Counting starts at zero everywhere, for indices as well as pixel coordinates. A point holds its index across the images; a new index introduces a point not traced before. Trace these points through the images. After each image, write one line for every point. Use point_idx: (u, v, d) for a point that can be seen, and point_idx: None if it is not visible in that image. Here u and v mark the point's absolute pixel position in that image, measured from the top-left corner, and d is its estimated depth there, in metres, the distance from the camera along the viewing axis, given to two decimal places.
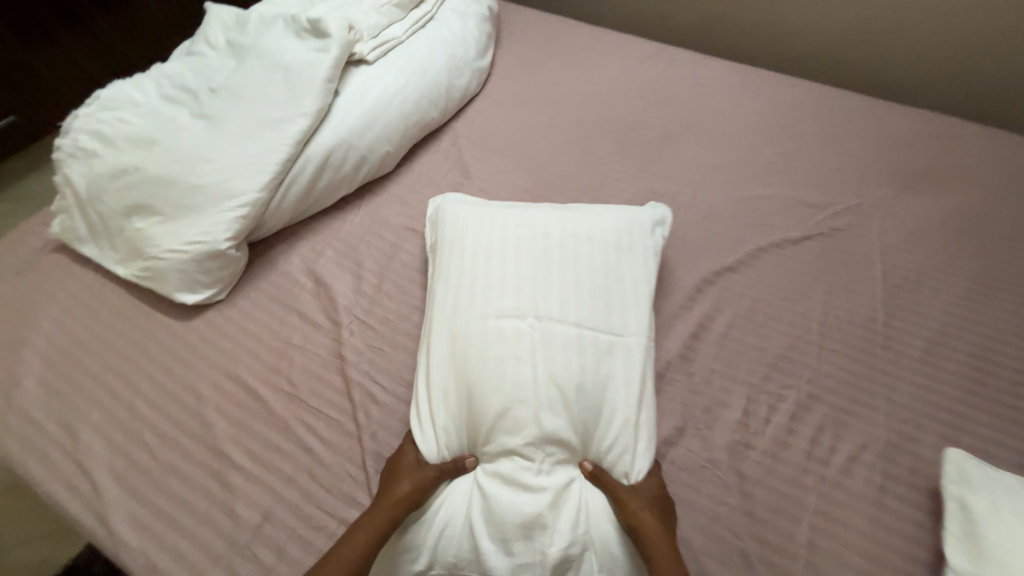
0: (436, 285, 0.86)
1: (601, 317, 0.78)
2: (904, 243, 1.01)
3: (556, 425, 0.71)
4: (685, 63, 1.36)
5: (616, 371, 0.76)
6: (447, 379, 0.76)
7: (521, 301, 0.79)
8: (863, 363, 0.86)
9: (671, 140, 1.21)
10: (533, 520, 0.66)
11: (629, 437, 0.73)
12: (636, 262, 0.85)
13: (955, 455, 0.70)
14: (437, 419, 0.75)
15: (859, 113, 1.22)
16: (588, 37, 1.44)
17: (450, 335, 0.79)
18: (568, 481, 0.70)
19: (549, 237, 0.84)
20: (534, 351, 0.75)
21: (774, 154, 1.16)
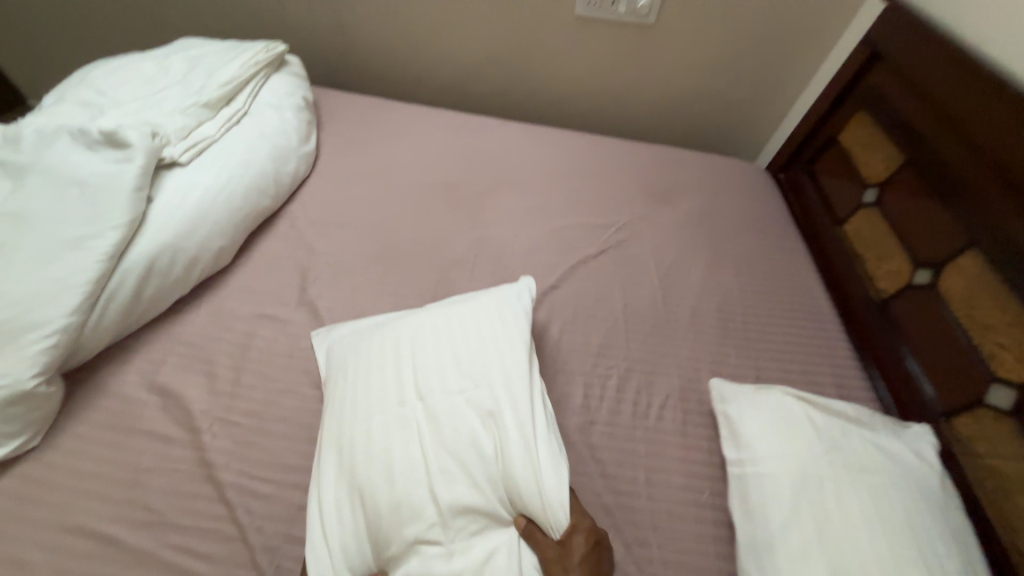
0: (325, 402, 0.92)
1: (478, 382, 0.86)
2: (664, 242, 1.38)
3: (454, 496, 0.77)
4: (489, 129, 1.65)
5: (506, 426, 0.82)
6: (339, 489, 0.80)
7: (402, 391, 0.87)
8: (656, 335, 1.15)
9: (490, 193, 1.45)
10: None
11: (533, 486, 0.77)
12: (506, 323, 0.94)
13: (717, 383, 1.01)
14: (332, 536, 0.77)
15: (619, 153, 1.64)
16: (404, 115, 1.65)
17: (336, 445, 0.83)
18: (489, 554, 0.75)
19: (422, 326, 0.95)
20: (420, 433, 0.82)
21: (568, 192, 1.49)
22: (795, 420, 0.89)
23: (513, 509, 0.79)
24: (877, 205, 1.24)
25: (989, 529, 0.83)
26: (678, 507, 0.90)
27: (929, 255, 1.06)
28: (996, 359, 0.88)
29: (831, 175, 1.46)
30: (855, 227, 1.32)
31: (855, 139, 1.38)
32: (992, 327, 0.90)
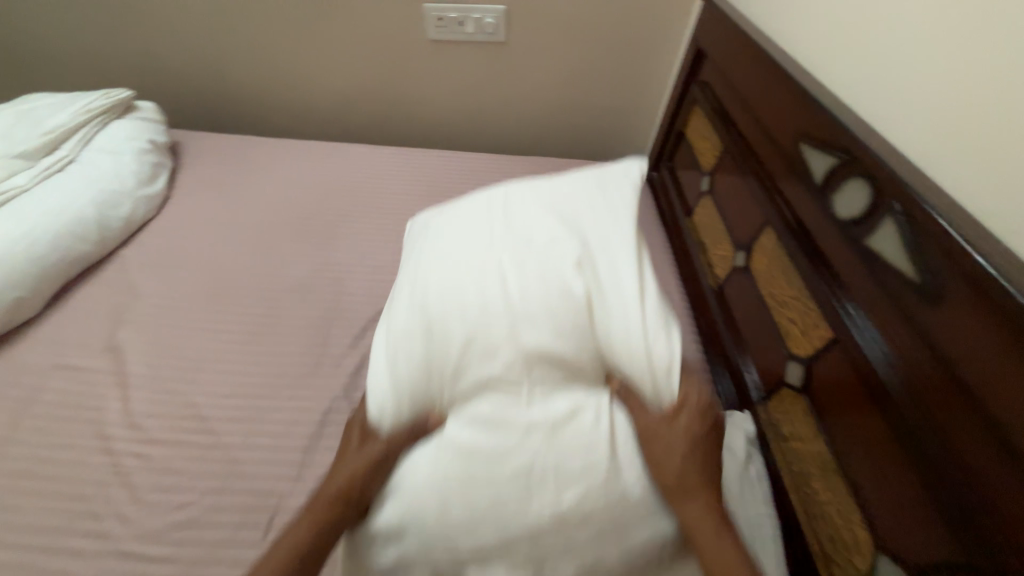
0: (404, 261, 0.91)
1: (579, 235, 0.79)
2: None
3: (538, 340, 0.68)
4: (357, 156, 1.65)
5: (604, 281, 0.75)
6: (410, 321, 0.75)
7: (487, 235, 0.81)
8: None
9: (345, 217, 1.42)
10: (543, 481, 0.63)
11: (637, 346, 0.70)
12: (613, 196, 0.87)
13: None
14: (400, 369, 0.71)
15: (489, 169, 1.64)
16: (270, 149, 1.65)
17: (410, 285, 0.80)
18: (571, 414, 0.67)
19: (509, 190, 0.89)
20: (505, 273, 0.74)
21: (429, 210, 1.47)
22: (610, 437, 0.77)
23: (603, 377, 0.73)
24: (712, 194, 1.24)
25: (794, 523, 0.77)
26: None
27: (745, 237, 1.04)
28: (791, 336, 0.85)
29: (684, 169, 1.47)
30: (700, 218, 1.31)
31: (696, 133, 1.39)
32: (786, 304, 0.87)
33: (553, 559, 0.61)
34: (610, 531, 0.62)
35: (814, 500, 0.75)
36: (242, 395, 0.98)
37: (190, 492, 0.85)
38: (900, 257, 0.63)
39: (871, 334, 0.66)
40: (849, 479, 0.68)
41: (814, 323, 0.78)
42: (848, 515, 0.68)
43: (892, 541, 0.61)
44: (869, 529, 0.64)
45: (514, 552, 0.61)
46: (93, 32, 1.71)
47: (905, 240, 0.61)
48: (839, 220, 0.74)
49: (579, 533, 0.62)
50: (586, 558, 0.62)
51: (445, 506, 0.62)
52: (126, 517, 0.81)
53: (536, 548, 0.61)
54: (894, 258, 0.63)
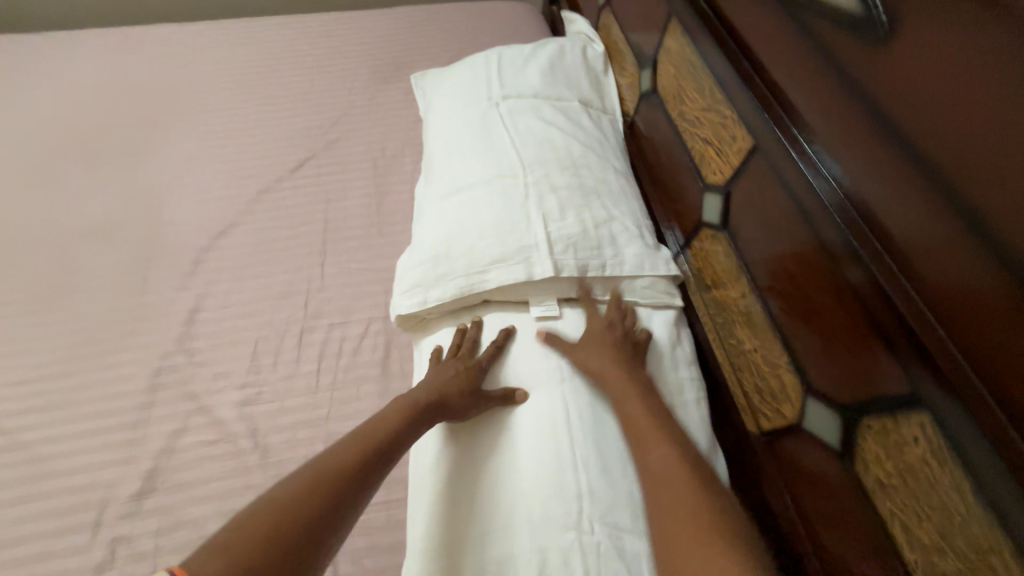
0: (429, 100, 0.98)
1: (562, 95, 0.86)
2: (387, 132, 1.06)
3: (535, 158, 0.76)
4: (156, 42, 1.22)
5: (584, 131, 0.81)
6: (437, 149, 0.86)
7: (494, 83, 0.88)
8: (366, 251, 0.88)
9: (151, 125, 1.06)
10: (540, 217, 0.70)
11: (611, 183, 0.76)
12: (589, 77, 0.91)
13: (400, 266, 0.73)
14: (446, 185, 0.78)
15: (340, 32, 1.26)
16: (29, 51, 1.19)
17: (435, 125, 0.90)
18: (567, 222, 0.70)
19: (510, 48, 0.95)
20: (504, 117, 0.82)
21: (265, 96, 1.12)
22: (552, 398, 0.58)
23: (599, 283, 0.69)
24: (610, 6, 0.97)
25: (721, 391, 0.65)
26: None
27: (648, 48, 0.81)
28: (704, 160, 0.66)
29: None
30: None
31: None
32: (697, 121, 0.67)
33: (554, 261, 0.66)
34: (595, 257, 0.68)
35: (738, 352, 0.63)
36: (40, 376, 0.75)
37: None
38: None
39: (795, 123, 0.49)
40: (772, 318, 0.56)
41: (728, 134, 0.60)
42: (773, 360, 0.56)
43: (818, 380, 0.50)
44: (795, 370, 0.53)
45: (526, 260, 0.67)
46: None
47: None
48: None
49: (574, 251, 0.68)
50: (578, 267, 0.67)
51: (468, 243, 0.69)
52: None
53: (543, 258, 0.66)
54: None
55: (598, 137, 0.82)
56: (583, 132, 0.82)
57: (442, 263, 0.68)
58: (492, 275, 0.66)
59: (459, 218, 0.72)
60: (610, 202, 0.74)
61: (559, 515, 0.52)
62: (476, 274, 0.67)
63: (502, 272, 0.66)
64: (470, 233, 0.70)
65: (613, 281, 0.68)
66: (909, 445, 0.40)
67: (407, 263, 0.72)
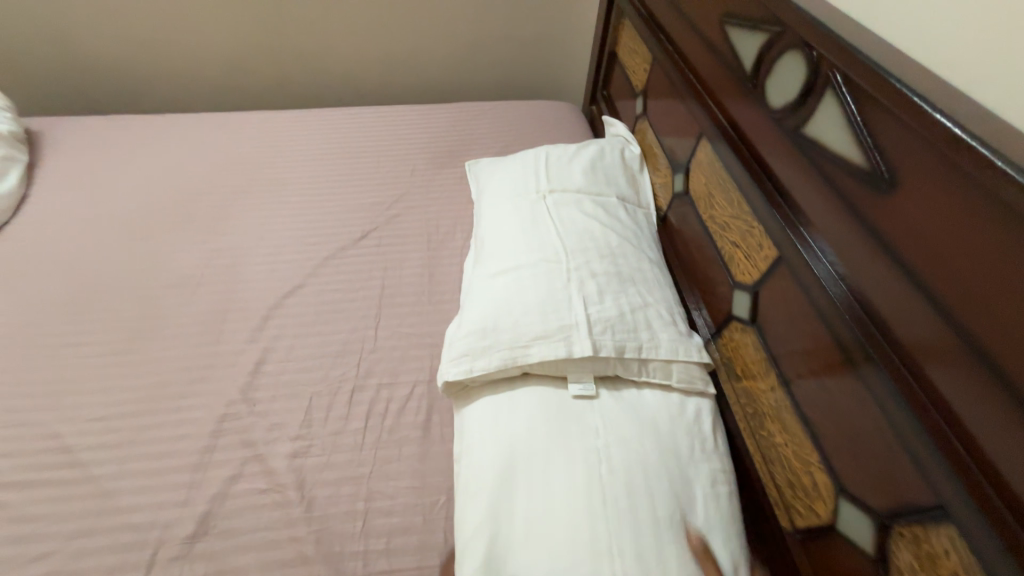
0: (482, 187, 1.11)
1: (602, 189, 0.96)
2: (441, 211, 1.19)
3: (576, 244, 0.83)
4: (253, 125, 1.44)
5: (620, 223, 0.90)
6: (487, 231, 0.96)
7: (539, 176, 0.99)
8: (415, 318, 0.97)
9: (240, 194, 1.23)
10: (580, 300, 0.76)
11: (646, 271, 0.83)
12: (625, 174, 1.02)
13: (448, 336, 0.80)
14: (493, 265, 0.87)
15: (406, 122, 1.45)
16: (150, 127, 1.42)
17: (486, 210, 1.02)
18: (605, 307, 0.75)
19: (554, 146, 1.07)
20: (548, 207, 0.92)
21: (338, 174, 1.29)
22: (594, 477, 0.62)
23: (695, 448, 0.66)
24: (646, 115, 1.10)
25: (756, 484, 0.67)
26: (400, 534, 0.71)
27: (681, 156, 0.91)
28: (733, 260, 0.73)
29: (618, 95, 1.32)
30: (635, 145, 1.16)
31: (626, 49, 1.24)
32: (726, 225, 0.75)
33: (592, 341, 0.71)
34: (631, 340, 0.73)
35: (769, 444, 0.65)
36: (119, 414, 0.83)
37: (58, 535, 0.71)
38: (841, 139, 0.51)
39: (816, 243, 0.55)
40: (801, 414, 0.59)
41: (756, 242, 0.67)
42: (803, 456, 0.58)
43: (849, 481, 0.52)
44: (826, 468, 0.55)
45: (566, 339, 0.72)
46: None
47: (848, 114, 0.50)
48: (772, 111, 0.62)
49: (611, 332, 0.73)
50: (615, 349, 0.72)
51: (514, 320, 0.75)
52: None
53: (582, 338, 0.72)
54: (837, 144, 0.51)
55: (633, 230, 0.90)
56: (620, 224, 0.90)
57: (489, 336, 0.75)
58: (534, 350, 0.72)
59: (505, 294, 0.79)
60: (645, 288, 0.80)
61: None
62: (519, 348, 0.73)
63: (543, 349, 0.72)
64: (514, 309, 0.77)
65: (648, 364, 0.72)
66: (941, 557, 0.42)
67: (456, 332, 0.79)
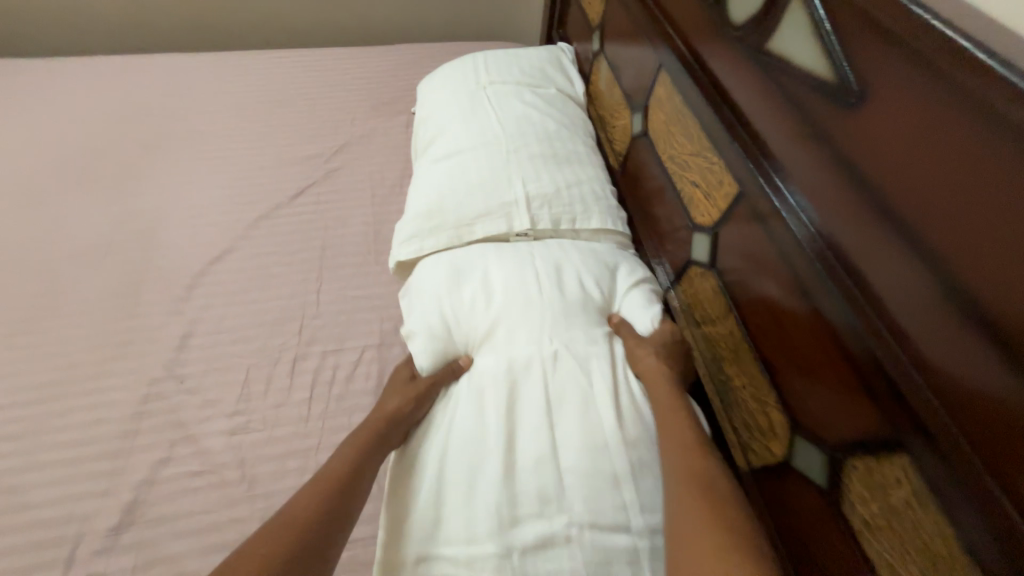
0: (421, 105, 1.03)
1: (538, 85, 0.98)
2: (387, 163, 1.09)
3: (515, 131, 0.86)
4: (162, 69, 1.25)
5: (558, 114, 0.93)
6: (428, 137, 0.94)
7: (478, 74, 0.99)
8: (362, 279, 0.89)
9: (152, 149, 1.08)
10: (519, 178, 0.80)
11: (581, 153, 0.87)
12: (560, 72, 1.04)
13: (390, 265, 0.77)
14: (435, 199, 0.80)
15: (344, 66, 1.30)
16: (34, 73, 1.21)
17: (427, 139, 0.94)
18: (542, 182, 0.80)
19: (490, 48, 1.08)
20: (487, 100, 0.93)
21: (267, 125, 1.15)
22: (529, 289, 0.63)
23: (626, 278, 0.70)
24: (604, 53, 1.01)
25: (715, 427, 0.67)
26: None
27: (640, 93, 0.85)
28: (693, 202, 0.70)
29: (575, 33, 1.22)
30: (592, 86, 1.08)
31: None
32: (686, 165, 0.70)
33: (531, 215, 0.76)
34: (566, 213, 0.77)
35: (727, 387, 0.64)
36: (21, 402, 0.73)
37: None
38: (808, 54, 0.46)
39: (777, 174, 0.52)
40: (759, 353, 0.58)
41: (717, 179, 0.63)
42: (760, 396, 0.58)
43: (805, 419, 0.51)
44: (782, 406, 0.54)
45: (507, 216, 0.76)
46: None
47: (818, 25, 0.44)
48: (736, 29, 0.56)
49: (548, 207, 0.77)
50: (552, 222, 0.76)
51: (457, 203, 0.78)
52: None
53: (522, 214, 0.76)
54: (808, 62, 0.46)
55: (571, 119, 0.94)
56: (558, 114, 0.93)
57: (436, 218, 0.78)
58: (478, 228, 0.76)
59: (451, 186, 0.80)
60: (580, 167, 0.85)
61: (525, 336, 0.60)
62: (464, 226, 0.76)
63: (487, 225, 0.76)
64: (459, 195, 0.79)
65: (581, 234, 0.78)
66: (893, 486, 0.42)
67: (404, 220, 0.81)
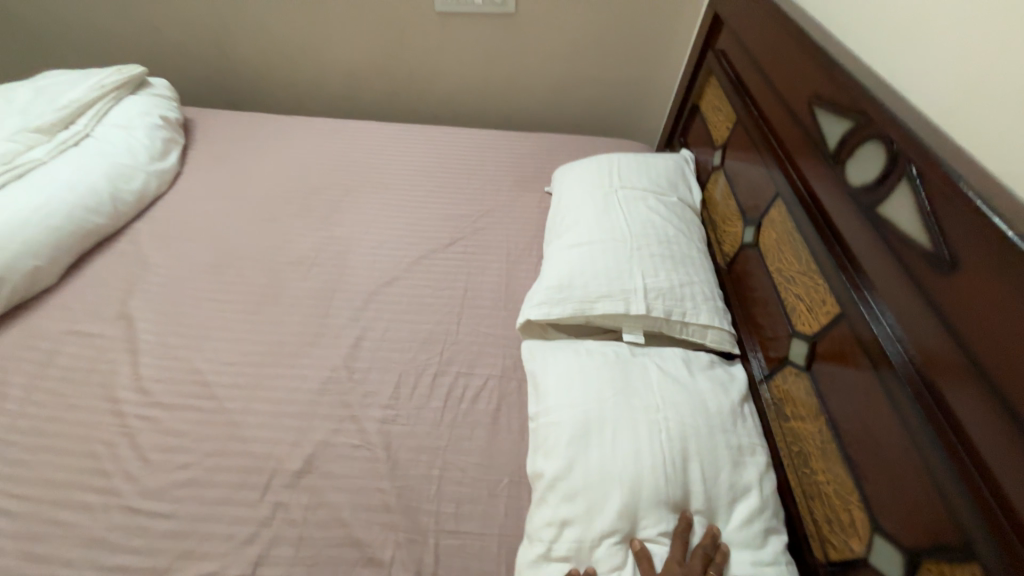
0: (559, 191, 1.28)
1: (662, 192, 1.18)
2: (520, 230, 1.33)
3: (640, 231, 1.06)
4: (363, 132, 1.64)
5: (676, 220, 1.11)
6: (562, 219, 1.17)
7: (611, 177, 1.21)
8: (492, 321, 1.10)
9: (350, 193, 1.42)
10: (640, 271, 0.98)
11: (696, 258, 1.04)
12: (680, 180, 1.24)
13: (522, 315, 0.99)
14: (566, 270, 1.01)
15: (497, 146, 1.62)
16: (279, 125, 1.65)
17: (561, 221, 1.17)
18: (660, 279, 0.97)
19: (623, 154, 1.30)
20: (618, 200, 1.14)
21: (432, 185, 1.46)
22: (658, 473, 0.74)
23: (758, 484, 0.76)
24: (723, 168, 1.19)
25: (797, 514, 0.74)
26: (467, 502, 0.82)
27: (754, 210, 1.00)
28: (795, 311, 0.82)
29: (696, 144, 1.42)
30: (707, 193, 1.26)
31: (709, 105, 1.34)
32: (792, 280, 0.83)
33: (646, 303, 0.94)
34: (677, 307, 0.95)
35: (812, 480, 0.73)
36: (247, 363, 1.01)
37: (194, 451, 0.87)
38: (911, 224, 0.60)
39: (877, 306, 0.63)
40: (846, 457, 0.66)
41: (820, 299, 0.75)
42: (844, 494, 0.66)
43: (886, 517, 0.59)
44: (865, 506, 0.62)
45: (625, 299, 0.95)
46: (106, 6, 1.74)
47: (919, 202, 0.58)
48: (850, 187, 0.70)
49: (662, 299, 0.95)
50: (664, 312, 0.94)
51: (585, 281, 0.98)
52: (131, 475, 0.84)
53: (639, 300, 0.94)
54: (907, 226, 0.60)
55: (687, 224, 1.12)
56: (676, 218, 1.11)
57: (566, 290, 0.98)
58: (600, 305, 0.95)
59: (582, 263, 1.01)
60: (693, 268, 1.01)
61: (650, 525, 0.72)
62: (588, 302, 0.96)
63: (607, 304, 0.95)
64: (587, 274, 0.99)
65: (688, 326, 0.95)
66: None
67: (538, 286, 1.02)
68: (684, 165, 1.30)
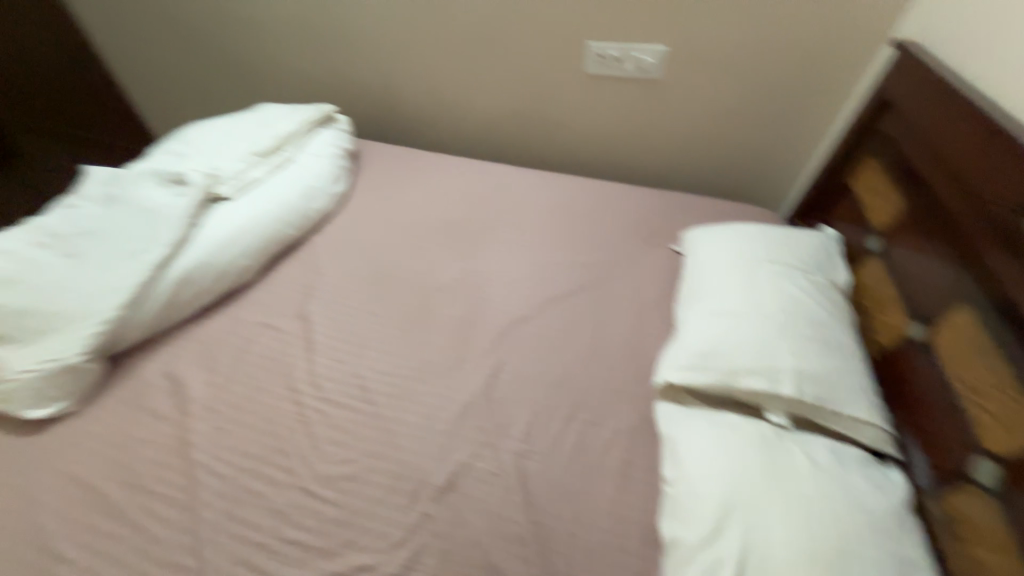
0: (694, 254, 1.30)
1: (809, 270, 1.15)
2: (648, 285, 1.37)
3: (789, 309, 1.04)
4: (501, 172, 1.78)
5: (825, 302, 1.08)
6: (700, 284, 1.19)
7: (754, 248, 1.21)
8: (620, 373, 1.13)
9: (487, 229, 1.56)
10: (790, 351, 0.96)
11: (849, 345, 1.00)
12: (828, 260, 1.21)
13: (658, 375, 1.01)
14: (707, 338, 1.03)
15: (625, 198, 1.67)
16: (427, 159, 1.85)
17: (698, 286, 1.19)
18: (812, 363, 0.95)
19: (764, 225, 1.30)
20: (762, 273, 1.13)
21: (563, 231, 1.55)
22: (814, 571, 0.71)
23: None
24: (880, 253, 1.15)
25: None
26: (596, 551, 0.86)
27: (924, 305, 0.95)
28: (981, 427, 0.77)
29: (844, 219, 1.37)
30: (856, 276, 1.21)
31: (864, 185, 1.30)
32: (979, 392, 0.78)
33: (796, 386, 0.92)
34: (829, 395, 0.92)
35: None
36: (399, 375, 1.13)
37: (356, 448, 0.99)
38: None
39: None
40: None
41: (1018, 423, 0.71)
42: None
43: None
44: None
45: (773, 378, 0.94)
46: (283, 47, 1.92)
47: None
48: None
49: (813, 384, 0.92)
50: (815, 397, 0.91)
51: (729, 353, 0.98)
52: (306, 459, 0.98)
53: (788, 381, 0.93)
54: None
55: (837, 308, 1.08)
56: (826, 300, 1.09)
57: (708, 359, 0.99)
58: (744, 380, 0.95)
59: (725, 333, 1.02)
60: (846, 356, 0.98)
61: None
62: (731, 375, 0.96)
63: (752, 380, 0.95)
64: (731, 346, 0.99)
65: (840, 416, 0.91)
66: None
67: (677, 350, 1.04)
68: (831, 243, 1.26)
